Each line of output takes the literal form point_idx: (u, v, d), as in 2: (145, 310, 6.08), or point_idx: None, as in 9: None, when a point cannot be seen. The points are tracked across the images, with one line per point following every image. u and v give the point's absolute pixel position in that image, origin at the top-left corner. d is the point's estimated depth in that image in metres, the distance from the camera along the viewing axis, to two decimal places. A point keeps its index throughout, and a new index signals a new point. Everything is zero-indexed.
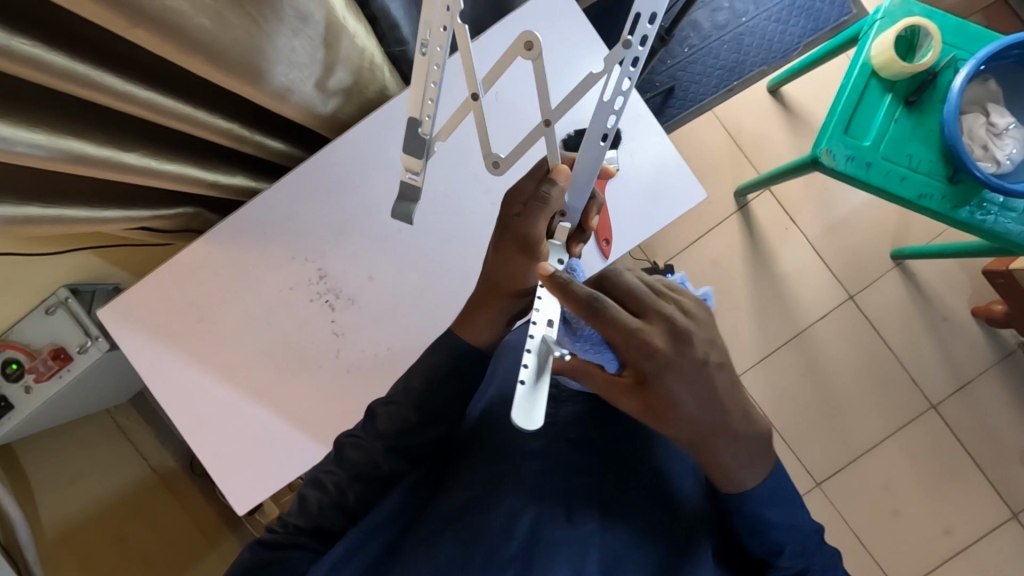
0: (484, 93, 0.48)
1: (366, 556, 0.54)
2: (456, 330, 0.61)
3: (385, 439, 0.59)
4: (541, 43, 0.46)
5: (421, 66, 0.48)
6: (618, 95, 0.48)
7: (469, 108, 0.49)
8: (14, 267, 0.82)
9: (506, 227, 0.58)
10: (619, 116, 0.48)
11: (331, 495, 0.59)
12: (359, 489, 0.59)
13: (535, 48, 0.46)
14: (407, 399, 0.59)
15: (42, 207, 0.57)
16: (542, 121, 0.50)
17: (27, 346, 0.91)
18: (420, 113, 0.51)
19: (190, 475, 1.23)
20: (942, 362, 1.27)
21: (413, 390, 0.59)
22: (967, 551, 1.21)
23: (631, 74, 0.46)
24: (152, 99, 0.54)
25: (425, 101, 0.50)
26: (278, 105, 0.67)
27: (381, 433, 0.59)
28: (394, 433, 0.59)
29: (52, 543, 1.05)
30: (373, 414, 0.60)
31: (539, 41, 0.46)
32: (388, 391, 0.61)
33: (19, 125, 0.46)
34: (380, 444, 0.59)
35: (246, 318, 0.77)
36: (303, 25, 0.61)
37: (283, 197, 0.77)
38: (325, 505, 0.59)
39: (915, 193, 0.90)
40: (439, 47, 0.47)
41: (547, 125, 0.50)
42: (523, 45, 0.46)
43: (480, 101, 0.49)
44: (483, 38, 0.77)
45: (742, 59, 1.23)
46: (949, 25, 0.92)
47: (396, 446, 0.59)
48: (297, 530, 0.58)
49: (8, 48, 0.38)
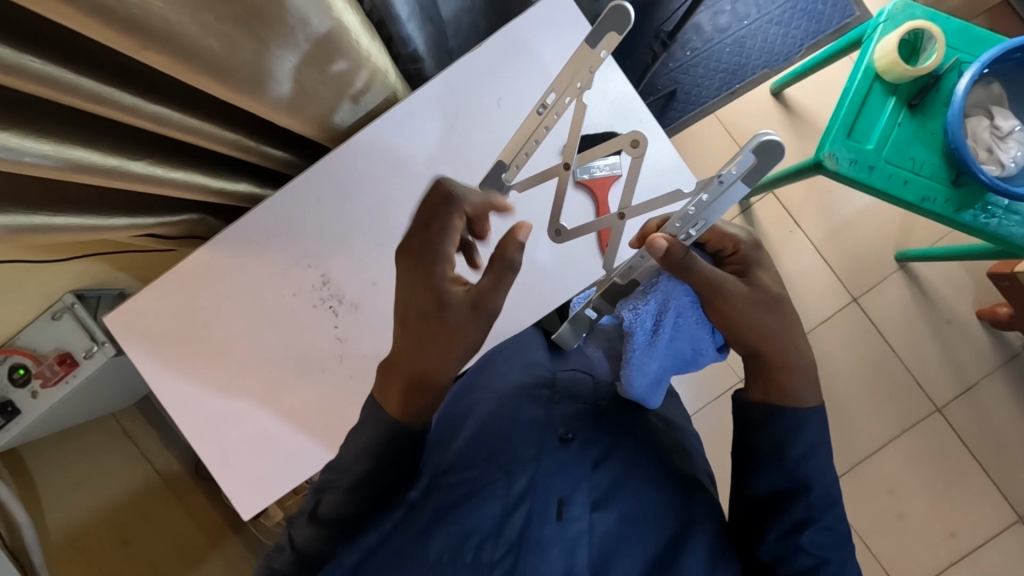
0: (573, 163, 0.57)
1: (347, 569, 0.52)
2: (383, 404, 0.54)
3: (353, 480, 0.55)
4: (647, 143, 0.52)
5: (534, 122, 0.56)
6: (694, 220, 0.52)
7: (557, 173, 0.57)
8: (21, 274, 0.83)
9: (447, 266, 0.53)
10: (694, 232, 0.53)
11: (305, 540, 0.56)
12: (337, 533, 0.56)
13: (642, 146, 0.52)
14: (366, 436, 0.54)
15: (49, 216, 0.58)
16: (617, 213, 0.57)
17: (34, 351, 0.91)
18: (513, 159, 0.59)
19: (195, 480, 1.23)
20: (946, 365, 1.26)
21: (370, 426, 0.54)
22: (972, 555, 1.20)
23: (709, 207, 0.51)
24: (157, 112, 0.54)
25: (526, 148, 0.58)
26: (284, 119, 0.67)
27: (346, 472, 0.55)
28: (359, 471, 0.54)
29: (62, 548, 1.07)
30: (338, 454, 0.56)
31: (645, 141, 0.52)
32: (347, 429, 0.56)
33: (27, 136, 0.46)
34: (348, 486, 0.55)
35: (251, 322, 0.77)
36: (313, 46, 0.60)
37: (287, 203, 0.77)
38: (298, 550, 0.56)
39: (918, 197, 0.90)
40: (555, 114, 0.55)
41: (621, 217, 0.57)
42: (630, 143, 0.52)
43: (569, 170, 0.57)
44: (486, 45, 0.77)
45: (744, 62, 1.19)
46: (952, 28, 0.92)
47: (366, 487, 0.55)
48: (281, 568, 0.56)
49: (16, 66, 0.39)
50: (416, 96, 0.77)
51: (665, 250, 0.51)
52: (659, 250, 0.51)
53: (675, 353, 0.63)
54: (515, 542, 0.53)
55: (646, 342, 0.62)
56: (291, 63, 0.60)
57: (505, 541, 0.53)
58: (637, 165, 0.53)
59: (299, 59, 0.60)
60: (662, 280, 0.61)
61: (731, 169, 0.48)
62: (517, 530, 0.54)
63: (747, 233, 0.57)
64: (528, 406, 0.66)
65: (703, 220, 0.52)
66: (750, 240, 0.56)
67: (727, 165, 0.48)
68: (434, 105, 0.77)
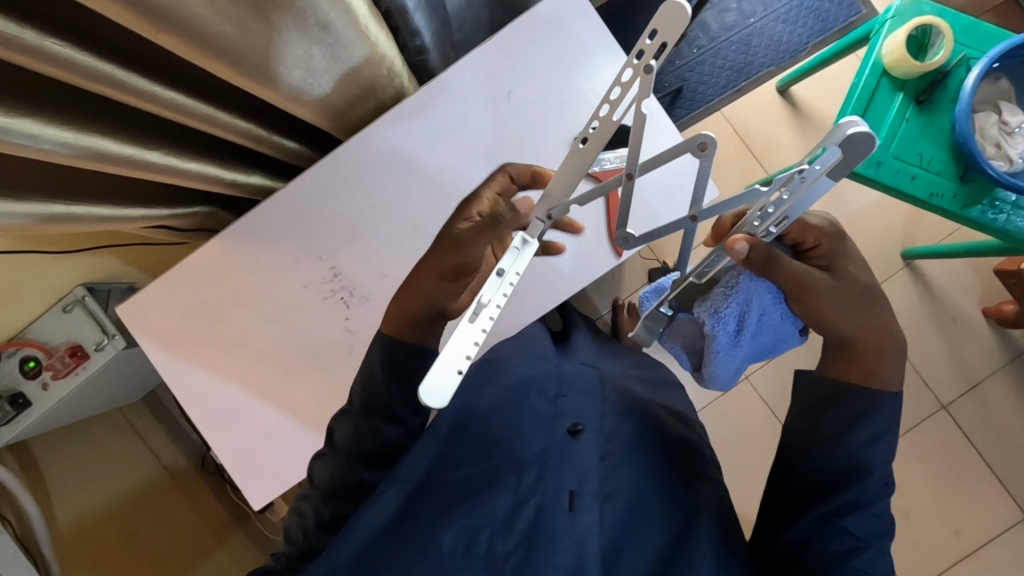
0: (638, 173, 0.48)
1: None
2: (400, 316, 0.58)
3: (345, 448, 0.57)
4: (717, 143, 0.45)
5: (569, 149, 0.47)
6: (773, 218, 0.49)
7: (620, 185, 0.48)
8: (33, 267, 0.83)
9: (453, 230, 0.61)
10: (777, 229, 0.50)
11: (312, 519, 0.57)
12: (336, 506, 0.56)
13: (712, 148, 0.45)
14: (355, 404, 0.58)
15: (66, 204, 0.58)
16: (688, 217, 0.49)
17: (45, 344, 0.92)
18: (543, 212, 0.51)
19: (201, 472, 1.27)
20: (953, 363, 1.26)
21: (356, 393, 0.58)
22: (978, 553, 1.20)
23: (790, 203, 0.46)
24: (173, 100, 0.55)
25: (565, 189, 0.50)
26: (294, 107, 0.67)
27: (340, 445, 0.58)
28: (350, 442, 0.57)
29: (66, 541, 1.05)
30: (331, 430, 0.59)
31: (714, 142, 0.45)
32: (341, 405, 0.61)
33: (47, 124, 0.47)
34: (344, 458, 0.57)
35: (261, 314, 0.78)
36: (324, 33, 0.60)
37: (298, 195, 0.78)
38: (309, 530, 0.56)
39: (925, 192, 0.90)
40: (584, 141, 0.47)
41: (694, 220, 0.49)
42: (698, 147, 0.45)
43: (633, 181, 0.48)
44: (497, 38, 0.77)
45: (750, 60, 1.19)
46: (960, 25, 0.92)
47: (362, 457, 0.57)
48: (294, 553, 0.56)
49: (37, 48, 0.39)
50: (426, 87, 0.77)
51: (744, 251, 0.52)
52: (739, 253, 0.52)
53: (760, 343, 0.70)
54: (527, 534, 0.54)
55: (729, 342, 0.68)
56: (301, 48, 0.60)
57: (516, 533, 0.54)
58: (707, 172, 0.46)
59: (309, 44, 0.60)
60: (741, 283, 0.64)
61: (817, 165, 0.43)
62: (528, 522, 0.54)
63: (828, 223, 0.57)
64: (535, 398, 0.67)
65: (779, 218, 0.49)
66: (832, 231, 0.57)
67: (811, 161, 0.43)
68: (445, 95, 0.78)
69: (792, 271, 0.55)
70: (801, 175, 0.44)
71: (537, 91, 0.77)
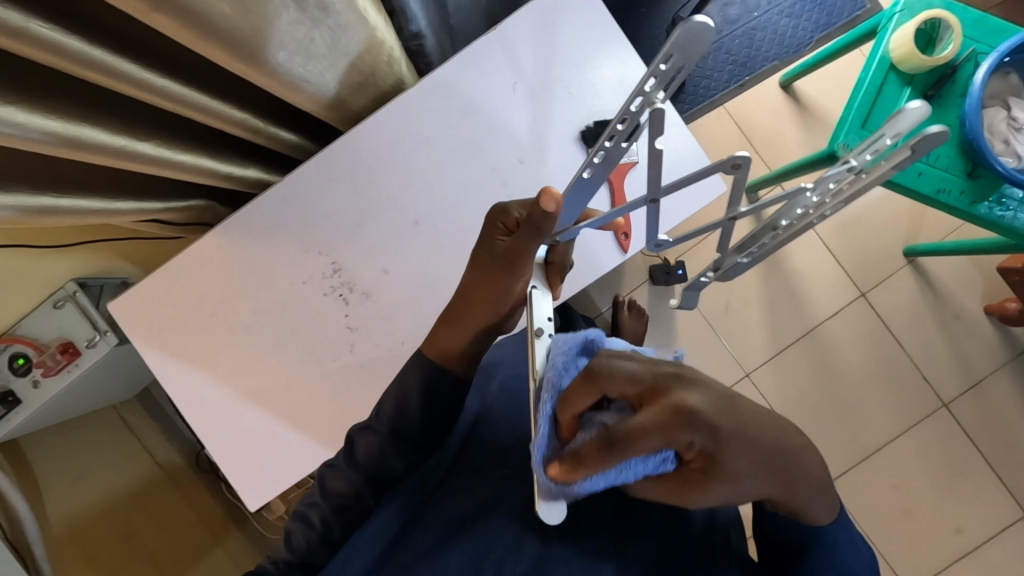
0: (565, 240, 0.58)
1: (366, 560, 0.51)
2: (444, 363, 0.58)
3: (363, 466, 0.57)
4: (751, 167, 0.44)
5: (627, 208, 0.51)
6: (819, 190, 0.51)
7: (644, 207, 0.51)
8: (21, 260, 0.81)
9: (490, 245, 0.53)
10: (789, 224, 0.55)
11: (316, 530, 0.57)
12: (344, 523, 0.57)
13: (744, 171, 0.45)
14: (381, 425, 0.57)
15: (56, 197, 0.56)
16: (731, 162, 0.44)
17: (35, 340, 0.89)
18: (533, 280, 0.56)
19: (196, 472, 1.24)
20: (955, 360, 1.26)
21: (384, 415, 0.57)
22: (980, 549, 1.19)
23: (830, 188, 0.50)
24: (167, 87, 0.53)
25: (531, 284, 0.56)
26: (293, 96, 0.65)
27: (360, 464, 0.57)
28: (370, 463, 0.57)
29: (63, 542, 1.04)
30: (352, 443, 0.58)
31: (747, 165, 0.44)
32: (365, 418, 0.60)
33: (36, 112, 0.45)
34: (358, 474, 0.57)
35: (256, 309, 0.76)
36: (322, 15, 0.59)
37: (294, 189, 0.76)
38: (312, 541, 0.57)
39: (933, 188, 0.89)
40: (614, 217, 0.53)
41: (737, 168, 0.45)
42: (729, 166, 0.45)
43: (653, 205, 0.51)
44: (502, 27, 0.76)
45: (754, 54, 1.09)
46: (970, 18, 0.91)
47: (375, 477, 0.57)
48: (295, 560, 0.57)
49: (23, 31, 0.37)
50: (426, 78, 0.75)
51: (552, 207, 0.47)
52: (551, 203, 0.47)
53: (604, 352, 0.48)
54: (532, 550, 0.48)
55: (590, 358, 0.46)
56: (299, 30, 0.58)
57: (522, 551, 0.48)
58: (743, 183, 0.47)
59: (307, 28, 0.59)
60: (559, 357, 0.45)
61: (866, 158, 0.48)
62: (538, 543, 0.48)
63: (687, 395, 0.37)
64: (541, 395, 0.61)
65: (805, 208, 0.53)
66: (697, 399, 0.37)
67: (865, 153, 0.48)
68: (450, 87, 0.76)
69: (638, 443, 0.36)
70: (848, 173, 0.49)
71: (540, 83, 0.76)
